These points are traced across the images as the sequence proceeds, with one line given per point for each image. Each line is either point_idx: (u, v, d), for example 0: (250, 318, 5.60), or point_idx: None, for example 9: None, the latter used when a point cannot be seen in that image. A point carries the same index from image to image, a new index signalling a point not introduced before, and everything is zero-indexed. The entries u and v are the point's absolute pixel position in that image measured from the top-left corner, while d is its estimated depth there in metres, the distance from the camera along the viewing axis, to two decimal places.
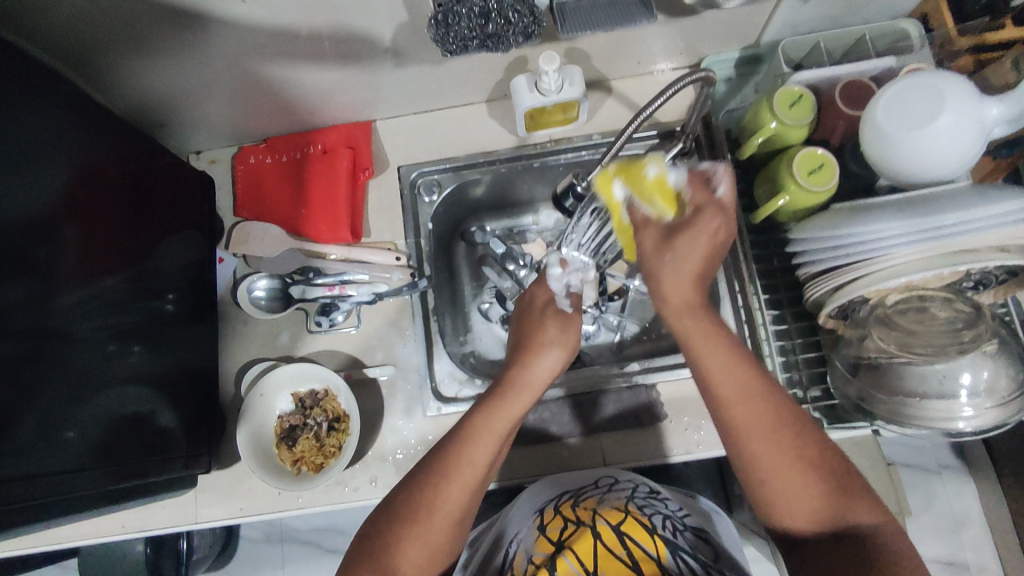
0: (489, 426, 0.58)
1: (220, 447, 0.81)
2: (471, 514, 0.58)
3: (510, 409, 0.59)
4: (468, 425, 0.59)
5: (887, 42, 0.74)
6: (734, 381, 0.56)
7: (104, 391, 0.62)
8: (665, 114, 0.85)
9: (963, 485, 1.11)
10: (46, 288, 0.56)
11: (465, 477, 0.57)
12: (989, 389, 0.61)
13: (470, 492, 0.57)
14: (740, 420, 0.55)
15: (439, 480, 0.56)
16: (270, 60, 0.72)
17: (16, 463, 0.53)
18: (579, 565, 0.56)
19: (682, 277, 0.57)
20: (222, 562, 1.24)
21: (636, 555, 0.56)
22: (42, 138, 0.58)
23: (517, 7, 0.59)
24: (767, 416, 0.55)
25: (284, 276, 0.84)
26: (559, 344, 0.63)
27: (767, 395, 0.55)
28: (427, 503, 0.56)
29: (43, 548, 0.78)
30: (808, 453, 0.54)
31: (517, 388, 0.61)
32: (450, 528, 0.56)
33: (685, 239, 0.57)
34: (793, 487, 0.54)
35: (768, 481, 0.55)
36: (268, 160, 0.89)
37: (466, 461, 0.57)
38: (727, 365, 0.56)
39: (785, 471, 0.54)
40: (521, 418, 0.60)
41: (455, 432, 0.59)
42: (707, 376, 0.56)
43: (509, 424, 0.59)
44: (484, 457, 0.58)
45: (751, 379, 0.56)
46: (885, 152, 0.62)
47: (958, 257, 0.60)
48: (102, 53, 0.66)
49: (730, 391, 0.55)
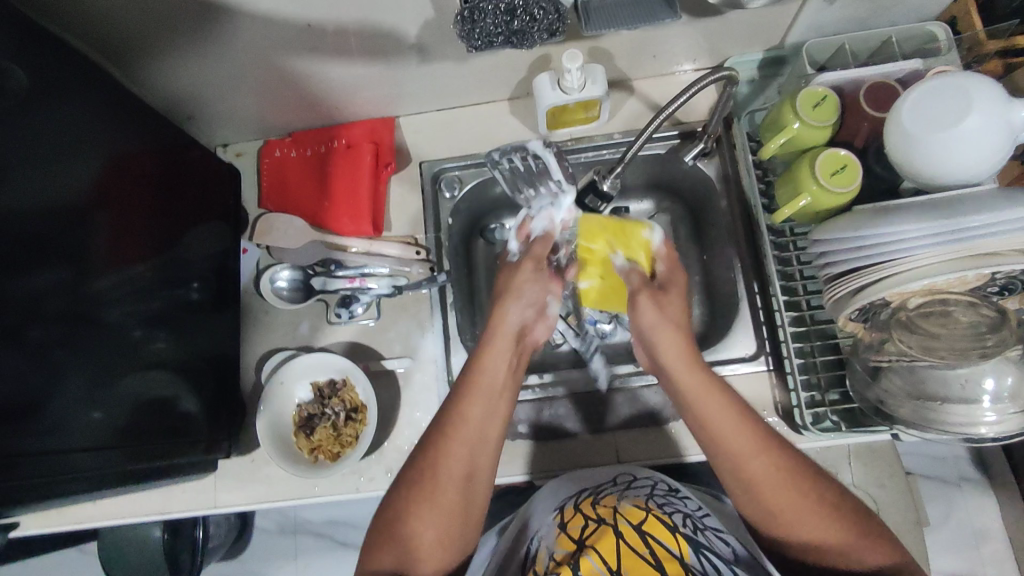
0: (479, 384, 0.60)
1: (240, 433, 0.82)
2: (478, 484, 0.59)
3: (493, 363, 0.61)
4: (462, 384, 0.61)
5: (914, 45, 0.74)
6: (736, 435, 0.57)
7: (129, 375, 0.64)
8: (686, 115, 0.85)
9: (983, 499, 1.09)
10: (79, 273, 0.58)
11: (463, 435, 0.58)
12: (1013, 394, 0.61)
13: (471, 450, 0.58)
14: (741, 465, 0.57)
15: (439, 446, 0.58)
16: (298, 55, 0.73)
17: (48, 440, 0.54)
18: (603, 564, 0.55)
19: (667, 344, 0.61)
20: (237, 551, 1.26)
21: (659, 554, 0.56)
22: (79, 127, 0.60)
23: (543, 4, 0.60)
24: (760, 451, 0.56)
25: (307, 268, 0.86)
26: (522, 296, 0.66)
27: (754, 435, 0.57)
28: (432, 468, 0.57)
29: (69, 526, 0.81)
30: (810, 488, 0.56)
31: (497, 338, 0.63)
32: (460, 488, 0.58)
33: (662, 307, 0.63)
34: (802, 521, 0.55)
35: (768, 501, 0.56)
36: (293, 153, 0.91)
37: (459, 417, 0.59)
38: (726, 417, 0.58)
39: (790, 506, 0.55)
40: (506, 372, 0.62)
41: (450, 394, 0.61)
42: (700, 419, 0.59)
43: (500, 376, 0.61)
44: (476, 413, 0.59)
45: (748, 427, 0.57)
46: (912, 154, 0.62)
47: (984, 260, 0.58)
48: (136, 44, 0.68)
49: (732, 440, 0.57)
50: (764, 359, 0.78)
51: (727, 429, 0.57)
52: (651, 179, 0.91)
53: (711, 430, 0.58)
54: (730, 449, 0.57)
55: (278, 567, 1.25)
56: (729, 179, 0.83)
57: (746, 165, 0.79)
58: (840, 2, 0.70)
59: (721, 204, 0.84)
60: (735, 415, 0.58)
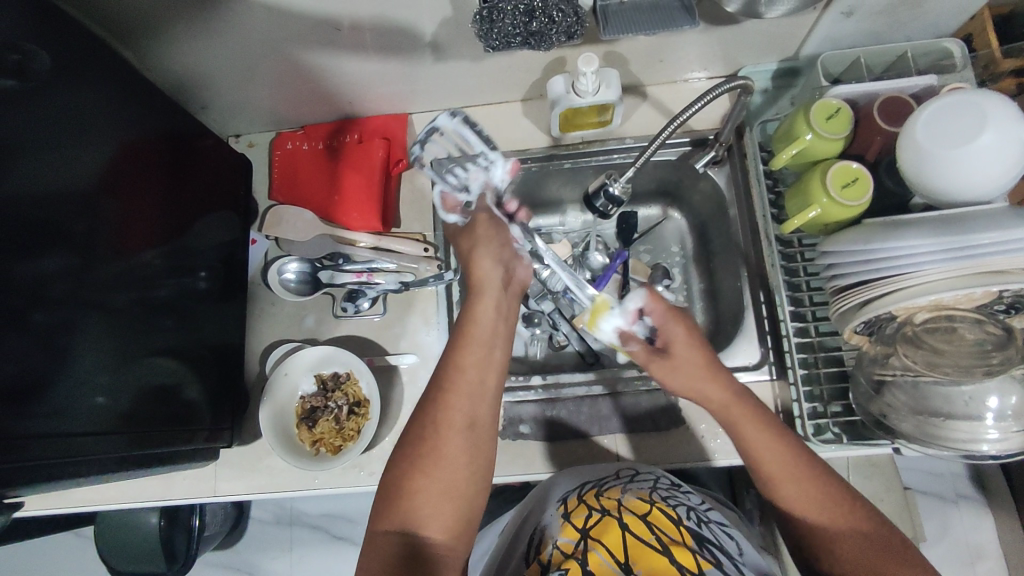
0: (470, 331, 0.63)
1: (242, 423, 0.83)
2: (481, 424, 0.59)
3: (482, 309, 0.65)
4: (456, 336, 0.64)
5: (930, 60, 0.73)
6: (779, 459, 0.59)
7: (134, 362, 0.64)
8: (699, 122, 0.86)
9: (980, 517, 1.09)
10: (86, 259, 0.58)
11: (461, 385, 0.60)
12: (1017, 413, 0.61)
13: (469, 396, 0.59)
14: (786, 489, 0.58)
15: (438, 396, 0.59)
16: (313, 48, 0.74)
17: (50, 423, 0.54)
18: (610, 557, 0.55)
19: (702, 376, 0.63)
20: (232, 541, 1.26)
21: (665, 540, 0.56)
22: (94, 111, 0.60)
23: (561, 7, 0.60)
24: (795, 468, 0.58)
25: (315, 261, 0.85)
26: (491, 254, 0.69)
27: (799, 461, 0.58)
28: (432, 417, 0.58)
29: (69, 509, 0.81)
30: (856, 516, 0.56)
31: (481, 294, 0.66)
32: (463, 438, 0.57)
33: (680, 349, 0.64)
34: (848, 547, 0.55)
35: (801, 515, 0.57)
36: (305, 146, 0.91)
37: (455, 367, 0.61)
38: (768, 442, 0.59)
39: (835, 530, 0.56)
40: (493, 319, 0.65)
41: (447, 347, 0.63)
42: (744, 443, 0.61)
43: (490, 324, 0.64)
44: (469, 358, 0.61)
45: (791, 452, 0.59)
46: (924, 169, 0.62)
47: (992, 277, 0.59)
48: (153, 31, 0.68)
49: (774, 464, 0.58)
50: (767, 368, 0.78)
51: (765, 448, 0.59)
52: (661, 184, 0.91)
53: (753, 455, 0.60)
54: (772, 473, 0.59)
55: (272, 558, 1.25)
56: (740, 189, 0.83)
57: (757, 174, 0.80)
58: (857, 15, 0.70)
59: (732, 212, 0.83)
60: (779, 440, 0.60)
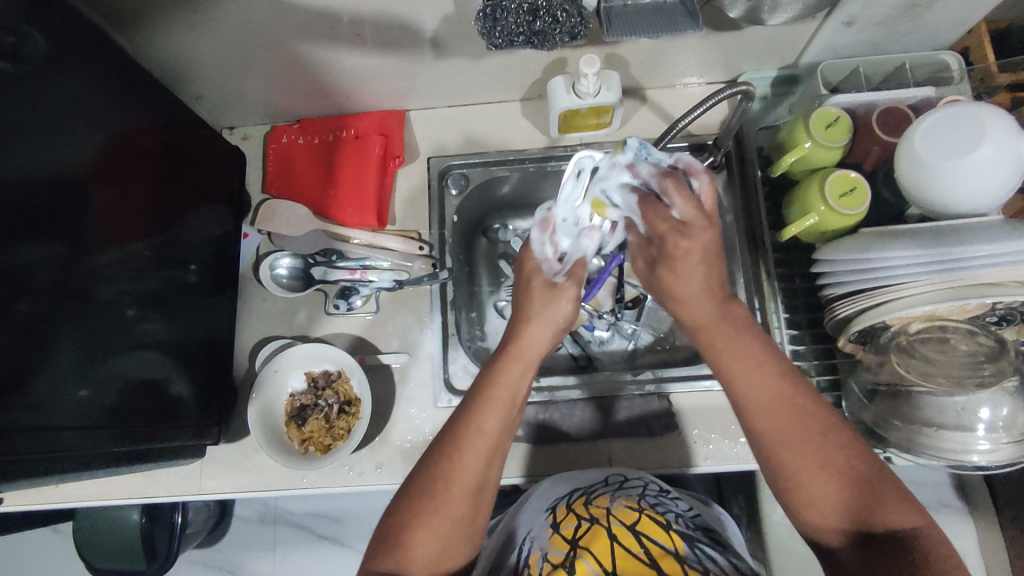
0: (492, 392, 0.58)
1: (230, 420, 0.81)
2: (489, 485, 0.57)
3: (509, 372, 0.58)
4: (474, 395, 0.58)
5: (927, 73, 0.74)
6: (764, 391, 0.53)
7: (121, 356, 0.63)
8: (698, 127, 0.86)
9: (963, 525, 1.10)
10: (74, 248, 0.57)
11: (480, 448, 0.56)
12: (1007, 425, 0.61)
13: (486, 459, 0.56)
14: (765, 424, 0.53)
15: (451, 453, 0.56)
16: (311, 41, 0.73)
17: (31, 417, 0.52)
18: (598, 566, 0.54)
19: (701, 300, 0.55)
20: (214, 539, 1.25)
21: (654, 553, 0.55)
22: (85, 100, 0.59)
23: (566, 7, 0.59)
24: (785, 404, 0.53)
25: (306, 257, 0.84)
26: (543, 317, 0.61)
27: (786, 393, 0.53)
28: (444, 476, 0.55)
29: (49, 505, 0.80)
30: (834, 457, 0.52)
31: (514, 358, 0.60)
32: (469, 498, 0.56)
33: (679, 267, 0.55)
34: (818, 484, 0.51)
35: (773, 454, 0.53)
36: (300, 140, 0.90)
37: (476, 428, 0.56)
38: (753, 368, 0.54)
39: (806, 466, 0.52)
40: (523, 385, 0.59)
41: (466, 402, 0.58)
42: (726, 369, 0.55)
43: (515, 383, 0.58)
44: (493, 424, 0.57)
45: (773, 381, 0.53)
46: (923, 180, 0.62)
47: (981, 289, 0.59)
48: (149, 19, 0.67)
49: (755, 392, 0.53)
50: None
51: (749, 375, 0.54)
52: None
53: (734, 384, 0.54)
54: (752, 405, 0.53)
55: (254, 557, 1.24)
56: (736, 194, 0.83)
57: (756, 182, 0.81)
58: (857, 26, 0.70)
59: (727, 218, 0.84)
60: (765, 368, 0.54)
